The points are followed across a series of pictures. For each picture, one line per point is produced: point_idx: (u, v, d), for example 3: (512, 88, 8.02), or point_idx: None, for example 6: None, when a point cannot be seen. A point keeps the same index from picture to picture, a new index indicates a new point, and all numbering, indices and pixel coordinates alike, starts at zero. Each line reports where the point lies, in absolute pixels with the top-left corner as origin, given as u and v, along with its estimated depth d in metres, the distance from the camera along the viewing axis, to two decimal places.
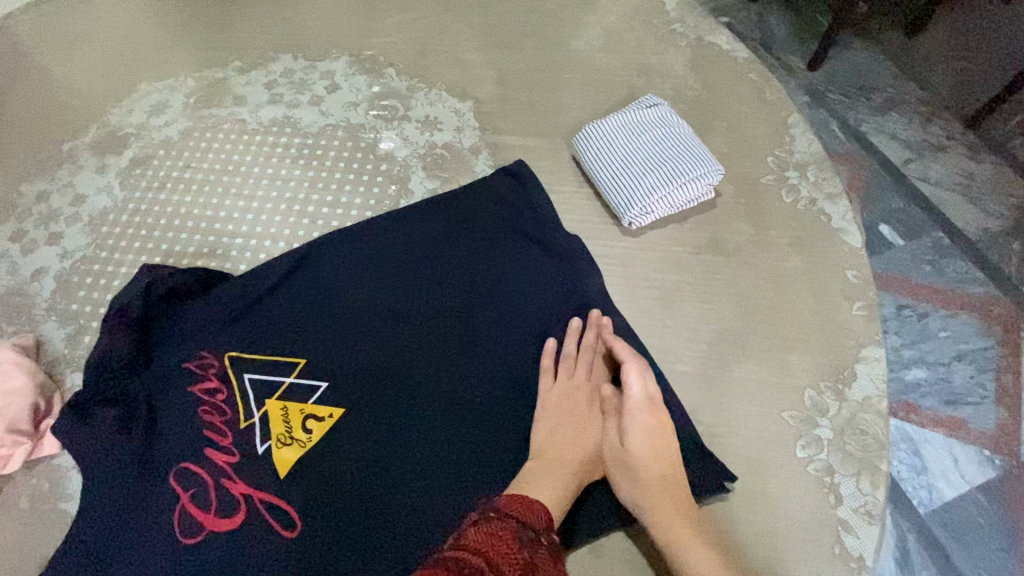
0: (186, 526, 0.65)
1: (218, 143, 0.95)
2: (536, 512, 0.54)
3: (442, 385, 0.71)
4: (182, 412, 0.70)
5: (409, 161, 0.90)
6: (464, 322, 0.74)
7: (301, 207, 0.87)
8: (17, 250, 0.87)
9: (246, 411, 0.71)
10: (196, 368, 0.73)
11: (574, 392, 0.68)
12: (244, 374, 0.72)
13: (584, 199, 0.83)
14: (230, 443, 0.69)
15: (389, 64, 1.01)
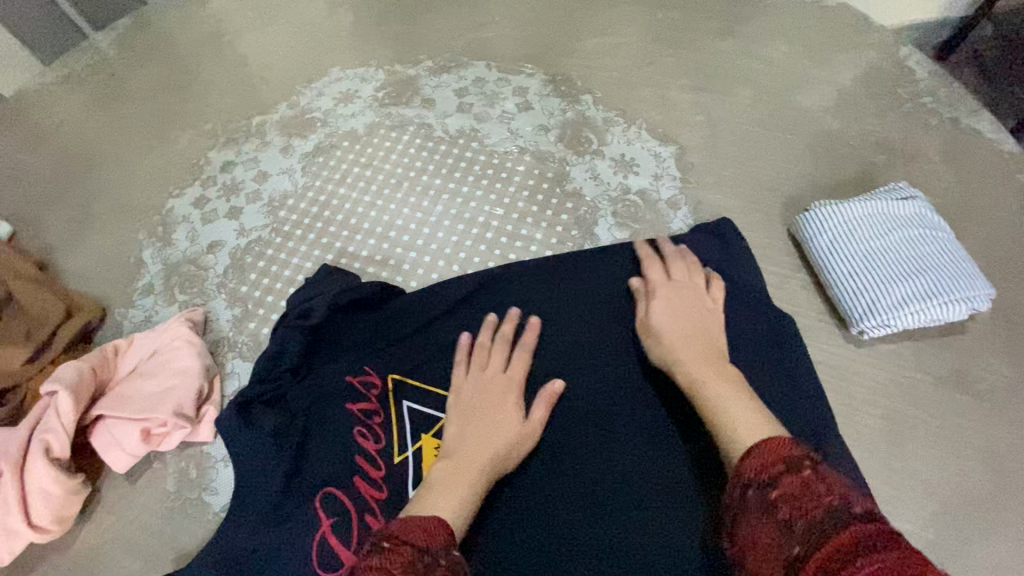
0: (324, 557, 0.60)
1: (402, 145, 0.92)
2: (399, 544, 0.45)
3: (582, 443, 0.65)
4: (338, 429, 0.67)
5: (599, 202, 0.82)
6: (604, 373, 0.68)
7: (478, 232, 0.82)
8: (197, 216, 0.88)
9: (400, 444, 0.67)
10: (359, 383, 0.70)
11: (489, 384, 0.65)
12: (405, 402, 0.69)
13: (801, 290, 0.74)
14: (382, 476, 0.65)
15: (587, 89, 0.94)
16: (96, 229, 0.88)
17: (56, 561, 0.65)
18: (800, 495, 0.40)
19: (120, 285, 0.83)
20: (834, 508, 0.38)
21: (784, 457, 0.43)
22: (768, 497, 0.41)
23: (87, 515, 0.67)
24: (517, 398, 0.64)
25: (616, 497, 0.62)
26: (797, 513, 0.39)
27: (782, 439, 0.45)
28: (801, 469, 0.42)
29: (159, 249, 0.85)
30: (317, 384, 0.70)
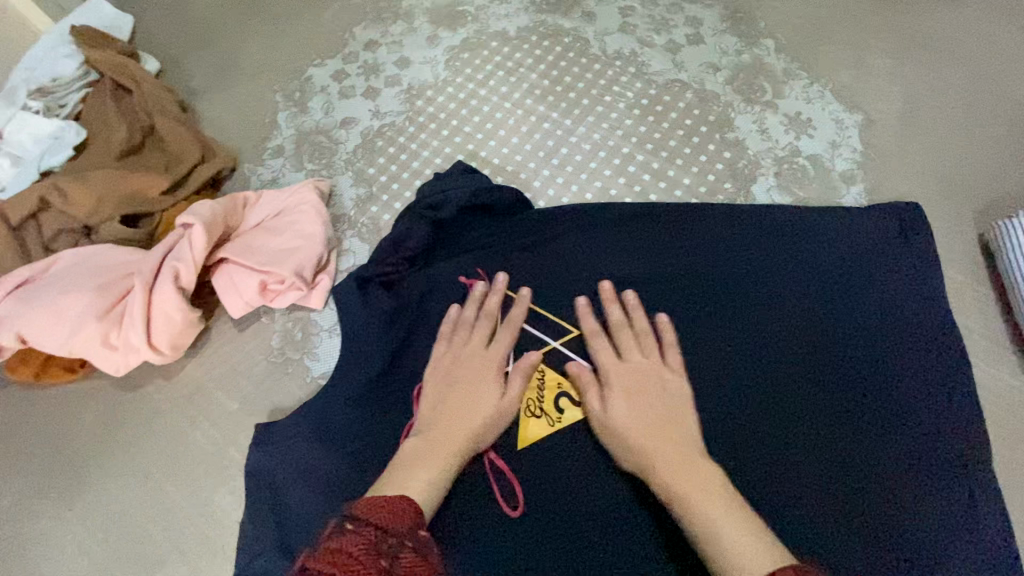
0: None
1: (554, 56, 0.85)
2: (358, 526, 0.38)
3: (786, 394, 0.60)
4: (444, 327, 0.63)
5: (761, 159, 0.74)
6: (802, 323, 0.63)
7: (622, 163, 0.75)
8: (335, 90, 0.86)
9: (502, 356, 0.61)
10: (470, 287, 0.66)
11: (466, 358, 0.58)
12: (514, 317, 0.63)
13: (969, 305, 0.67)
14: None
15: (770, 33, 0.83)
16: (236, 83, 0.88)
17: (163, 385, 0.67)
18: None
19: (253, 143, 0.82)
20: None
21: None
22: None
23: (196, 349, 0.68)
24: (499, 377, 0.57)
25: (832, 453, 0.57)
26: None
27: None
28: None
29: (295, 115, 0.84)
30: (430, 278, 0.66)
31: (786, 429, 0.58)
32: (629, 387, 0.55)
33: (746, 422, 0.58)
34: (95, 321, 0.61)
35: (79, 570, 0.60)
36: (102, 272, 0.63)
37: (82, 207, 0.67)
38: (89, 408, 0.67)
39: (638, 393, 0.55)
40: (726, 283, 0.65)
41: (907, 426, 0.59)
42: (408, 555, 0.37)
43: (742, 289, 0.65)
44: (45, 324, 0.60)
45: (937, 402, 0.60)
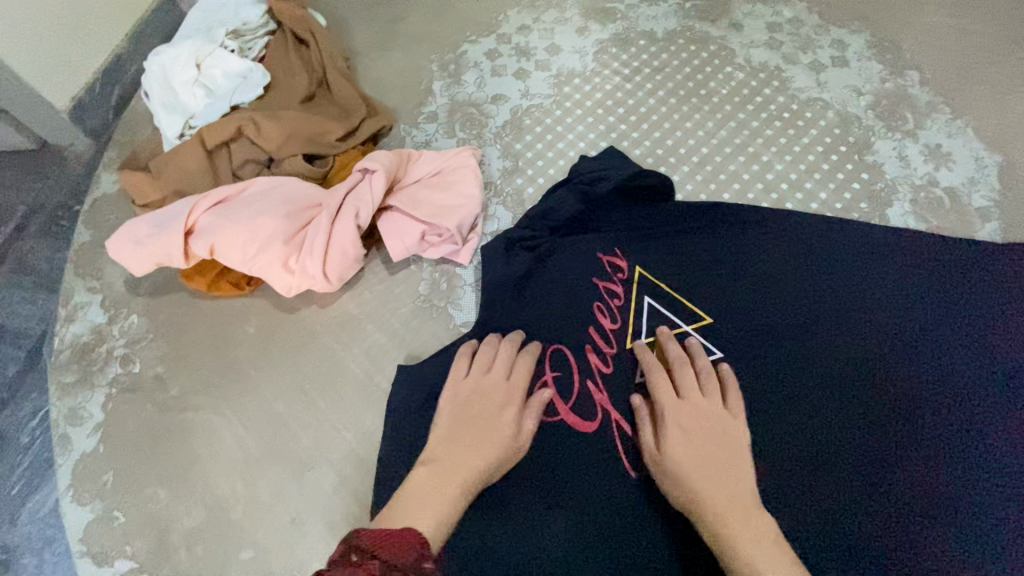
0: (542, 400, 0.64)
1: (699, 60, 0.88)
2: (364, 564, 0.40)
3: (868, 379, 0.64)
4: (582, 296, 0.69)
5: (899, 185, 0.77)
6: (905, 339, 0.66)
7: (760, 169, 0.79)
8: (487, 67, 0.91)
9: (633, 332, 0.67)
10: (608, 263, 0.70)
11: (485, 393, 0.60)
12: (646, 298, 0.68)
13: None
14: (612, 354, 0.66)
15: (916, 66, 0.86)
16: (395, 50, 0.94)
17: (317, 311, 0.74)
18: None
19: (408, 105, 0.89)
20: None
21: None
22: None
23: (351, 283, 0.75)
24: (516, 411, 0.59)
25: (895, 446, 0.61)
26: None
27: None
28: None
29: (448, 85, 0.90)
30: (573, 249, 0.71)
31: (856, 407, 0.63)
32: (687, 427, 0.56)
33: (824, 392, 0.63)
34: (282, 244, 0.68)
35: (237, 461, 0.68)
36: (290, 202, 0.70)
37: (272, 142, 0.75)
38: (252, 322, 0.75)
39: (699, 437, 0.55)
40: (827, 283, 0.68)
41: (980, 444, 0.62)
42: None
43: (841, 292, 0.68)
44: (238, 240, 0.67)
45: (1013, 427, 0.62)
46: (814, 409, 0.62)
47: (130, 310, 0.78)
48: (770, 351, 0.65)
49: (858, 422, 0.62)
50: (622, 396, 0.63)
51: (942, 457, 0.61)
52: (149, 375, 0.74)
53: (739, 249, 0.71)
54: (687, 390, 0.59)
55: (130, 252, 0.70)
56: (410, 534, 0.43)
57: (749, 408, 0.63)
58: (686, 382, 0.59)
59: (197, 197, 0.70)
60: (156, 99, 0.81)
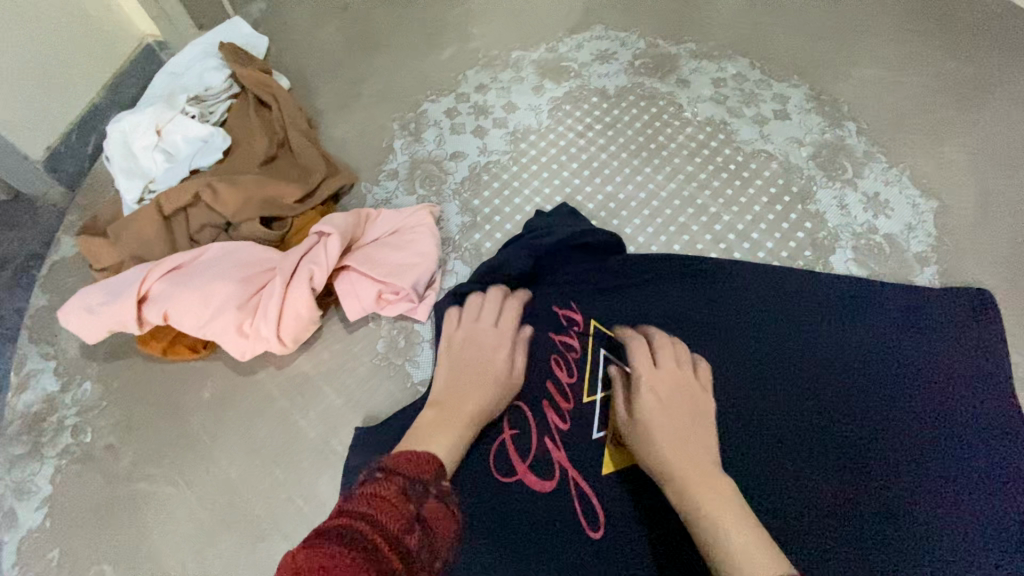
0: (503, 459, 0.63)
1: (649, 116, 0.92)
2: (389, 473, 0.42)
3: (831, 414, 0.65)
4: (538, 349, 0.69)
5: (840, 232, 0.80)
6: (874, 381, 0.67)
7: (709, 220, 0.82)
8: (447, 124, 0.94)
9: (591, 386, 0.67)
10: (563, 316, 0.71)
11: (477, 336, 0.68)
12: (602, 350, 0.68)
13: None
14: (569, 408, 0.66)
15: (853, 117, 0.90)
16: (357, 109, 0.97)
17: (274, 374, 0.74)
18: None
19: (370, 163, 0.91)
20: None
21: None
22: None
23: (308, 344, 0.76)
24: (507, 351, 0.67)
25: (869, 488, 0.62)
26: None
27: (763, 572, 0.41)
28: None
29: (409, 143, 0.92)
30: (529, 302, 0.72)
31: (852, 417, 0.65)
32: (661, 393, 0.61)
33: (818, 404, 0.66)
34: (236, 310, 0.68)
35: (188, 533, 0.67)
36: (245, 267, 0.71)
37: (229, 206, 0.76)
38: (207, 387, 0.74)
39: (673, 399, 0.60)
40: (794, 328, 0.70)
41: (953, 488, 0.62)
42: (431, 500, 0.42)
43: (808, 336, 0.70)
44: (190, 307, 0.68)
45: (1005, 431, 0.65)
46: (788, 455, 0.63)
47: (84, 377, 0.77)
48: (761, 368, 0.68)
49: (833, 467, 0.62)
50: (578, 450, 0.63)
51: (906, 496, 0.61)
52: (100, 444, 0.72)
53: (695, 295, 0.72)
54: (660, 361, 0.64)
55: (82, 320, 0.69)
56: (408, 459, 0.44)
57: (751, 441, 0.63)
58: (660, 357, 0.64)
59: (151, 264, 0.70)
60: (114, 164, 0.82)
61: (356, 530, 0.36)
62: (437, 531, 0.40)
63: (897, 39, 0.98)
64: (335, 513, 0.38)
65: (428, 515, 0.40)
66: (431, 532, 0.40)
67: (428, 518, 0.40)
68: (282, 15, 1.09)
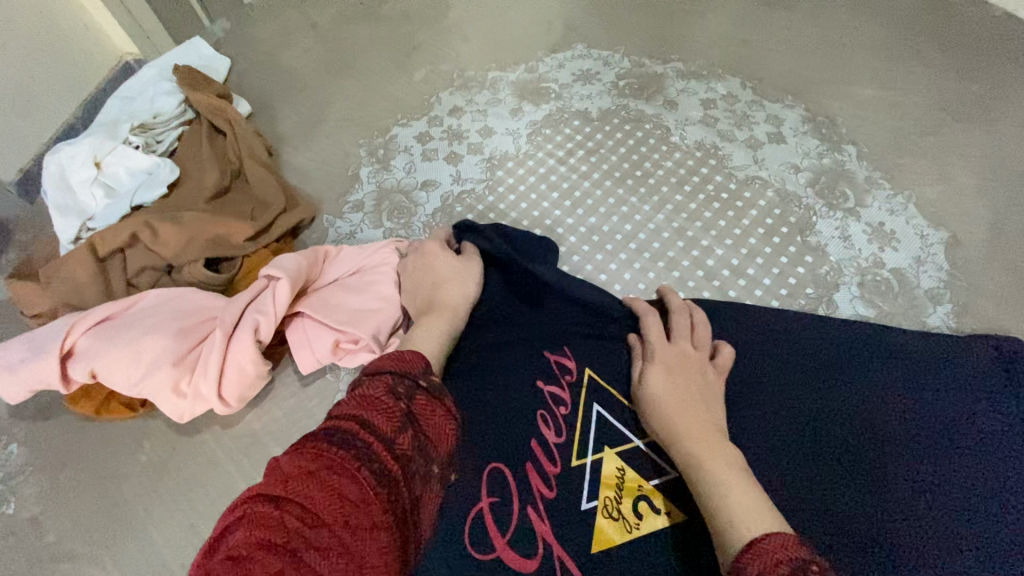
0: (474, 533, 0.49)
1: (634, 140, 0.86)
2: (378, 375, 0.40)
3: (865, 475, 0.52)
4: (521, 402, 0.56)
5: (844, 268, 0.73)
6: (918, 437, 0.54)
7: (701, 255, 0.75)
8: (418, 151, 0.87)
9: (580, 447, 0.54)
10: (556, 362, 0.58)
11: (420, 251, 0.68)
12: (596, 405, 0.56)
13: None
14: (555, 473, 0.52)
15: (852, 140, 0.84)
16: (323, 135, 0.91)
17: (221, 434, 0.67)
18: None
19: (334, 194, 0.84)
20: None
21: (791, 559, 0.35)
22: None
23: (259, 399, 0.68)
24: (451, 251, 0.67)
25: None
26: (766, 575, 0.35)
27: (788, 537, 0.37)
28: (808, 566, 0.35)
29: (376, 171, 0.86)
30: (511, 343, 0.60)
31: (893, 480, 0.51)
32: (669, 364, 0.55)
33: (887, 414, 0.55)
34: (170, 366, 0.60)
35: None
36: (184, 316, 0.64)
37: (171, 248, 0.70)
38: (145, 450, 0.67)
39: (680, 377, 0.54)
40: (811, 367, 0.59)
41: None
42: (422, 396, 0.40)
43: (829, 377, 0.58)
44: (120, 363, 0.60)
45: None
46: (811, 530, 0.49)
47: (9, 438, 0.69)
48: (812, 374, 0.58)
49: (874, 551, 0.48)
50: (563, 528, 0.50)
51: None
52: (23, 518, 0.64)
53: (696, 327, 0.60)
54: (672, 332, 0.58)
55: (0, 380, 0.62)
56: (393, 359, 0.42)
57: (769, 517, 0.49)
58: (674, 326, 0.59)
59: (78, 315, 0.63)
60: (48, 199, 0.75)
61: (344, 433, 0.35)
62: (432, 425, 0.39)
63: (895, 56, 0.92)
64: (325, 414, 0.37)
65: (418, 413, 0.39)
66: (423, 431, 0.39)
67: (419, 417, 0.39)
68: (246, 35, 1.03)
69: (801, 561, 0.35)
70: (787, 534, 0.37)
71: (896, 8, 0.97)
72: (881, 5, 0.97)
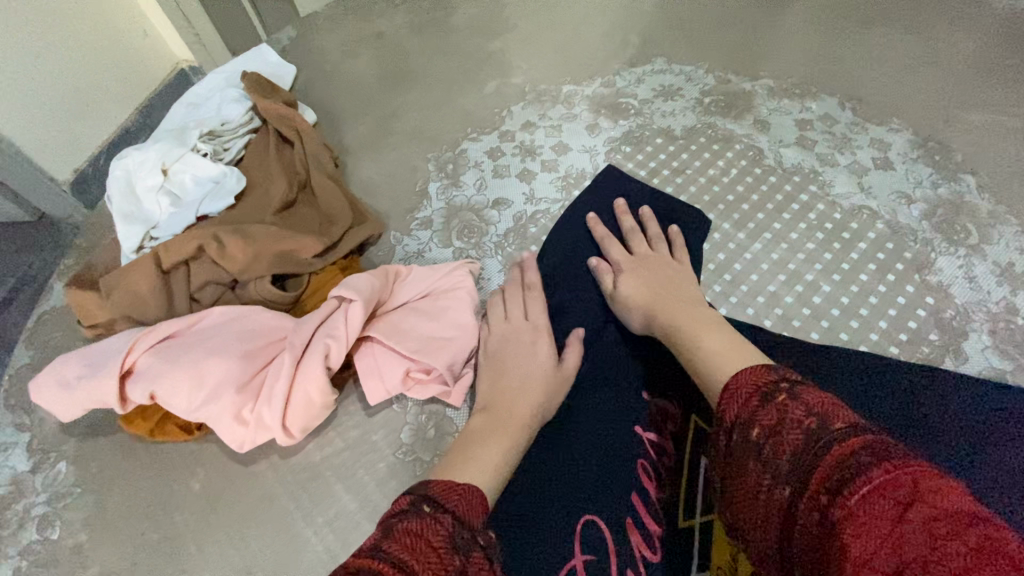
0: None
1: (724, 161, 0.79)
2: (437, 513, 0.39)
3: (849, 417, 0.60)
4: (624, 449, 0.59)
5: (971, 312, 0.65)
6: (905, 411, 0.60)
7: (806, 291, 0.68)
8: (489, 167, 0.83)
9: (686, 507, 0.57)
10: (657, 408, 0.62)
11: (513, 331, 0.63)
12: (702, 460, 0.59)
13: None
14: (660, 535, 0.55)
15: (970, 169, 0.76)
16: (389, 148, 0.87)
17: (279, 464, 0.62)
18: (778, 429, 0.37)
19: (401, 209, 0.80)
20: (813, 435, 0.35)
21: (759, 388, 0.39)
22: (747, 437, 0.38)
23: (321, 429, 0.63)
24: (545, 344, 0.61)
25: None
26: (774, 445, 0.37)
27: (760, 367, 0.41)
28: (775, 394, 0.38)
29: (445, 187, 0.81)
30: (614, 389, 0.63)
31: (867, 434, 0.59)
32: (636, 273, 0.65)
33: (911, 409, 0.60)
34: (235, 393, 0.56)
35: None
36: (250, 338, 0.60)
37: (237, 263, 0.66)
38: (199, 477, 0.62)
39: (651, 279, 0.64)
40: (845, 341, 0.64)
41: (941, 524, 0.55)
42: (478, 555, 0.38)
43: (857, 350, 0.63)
44: (181, 385, 0.56)
45: None
46: None
47: (59, 455, 0.65)
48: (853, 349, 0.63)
49: None
50: None
51: None
52: (69, 544, 0.60)
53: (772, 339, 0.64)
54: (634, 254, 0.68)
55: (56, 398, 0.59)
56: (458, 497, 0.42)
57: None
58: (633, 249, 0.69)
59: (140, 332, 0.60)
60: (113, 206, 0.72)
61: None
62: None
63: (1011, 78, 0.84)
64: (370, 549, 0.35)
65: (472, 574, 0.36)
66: None
67: None
68: (313, 43, 1.01)
69: (769, 388, 0.39)
70: (756, 365, 0.41)
71: (1010, 28, 0.89)
72: (992, 24, 0.89)
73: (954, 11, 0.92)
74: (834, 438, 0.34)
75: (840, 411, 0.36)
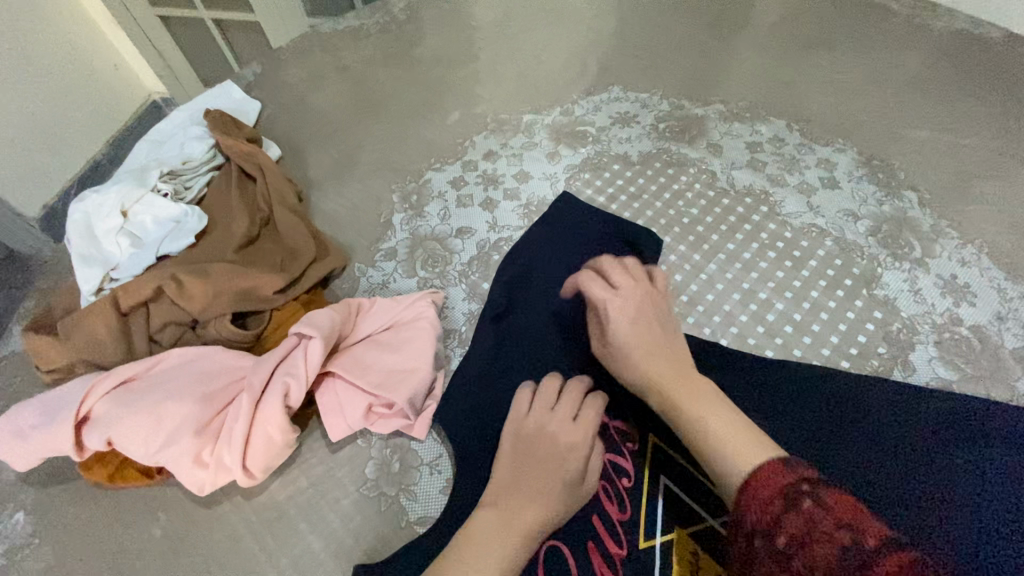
0: None
1: (679, 185, 0.82)
2: None
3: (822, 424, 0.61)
4: None
5: (917, 324, 0.68)
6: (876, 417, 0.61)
7: (760, 309, 0.70)
8: (453, 197, 0.84)
9: (647, 527, 0.57)
10: (615, 429, 0.63)
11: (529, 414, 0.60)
12: (660, 478, 0.60)
13: None
14: (622, 556, 0.56)
15: (911, 185, 0.79)
16: (354, 180, 0.88)
17: (242, 505, 0.61)
18: (805, 534, 0.38)
19: (365, 241, 0.81)
20: (846, 548, 0.37)
21: (781, 490, 0.42)
22: (773, 544, 0.40)
23: (284, 466, 0.63)
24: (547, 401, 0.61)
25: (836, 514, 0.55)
26: (800, 553, 0.38)
27: (777, 468, 0.44)
28: (799, 498, 0.41)
29: (410, 218, 0.82)
30: None
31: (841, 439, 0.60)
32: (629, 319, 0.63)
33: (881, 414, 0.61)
34: (193, 436, 0.56)
35: None
36: (209, 379, 0.60)
37: (197, 302, 0.67)
38: (160, 522, 0.61)
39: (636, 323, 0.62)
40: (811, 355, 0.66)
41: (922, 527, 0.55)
42: None
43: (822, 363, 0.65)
44: (138, 432, 0.56)
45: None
46: None
47: (16, 506, 0.64)
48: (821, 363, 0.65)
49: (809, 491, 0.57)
50: None
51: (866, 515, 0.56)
52: None
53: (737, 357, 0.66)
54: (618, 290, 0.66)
55: (10, 448, 0.58)
56: None
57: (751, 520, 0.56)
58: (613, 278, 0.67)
59: (97, 377, 0.60)
60: (72, 248, 0.72)
61: None
62: None
63: (945, 97, 0.88)
64: None
65: None
66: None
67: None
68: (277, 78, 1.02)
69: (792, 488, 0.42)
70: (774, 462, 0.44)
71: (943, 50, 0.93)
72: (926, 47, 0.94)
73: (891, 36, 0.96)
74: (868, 554, 0.36)
75: (867, 521, 0.38)
